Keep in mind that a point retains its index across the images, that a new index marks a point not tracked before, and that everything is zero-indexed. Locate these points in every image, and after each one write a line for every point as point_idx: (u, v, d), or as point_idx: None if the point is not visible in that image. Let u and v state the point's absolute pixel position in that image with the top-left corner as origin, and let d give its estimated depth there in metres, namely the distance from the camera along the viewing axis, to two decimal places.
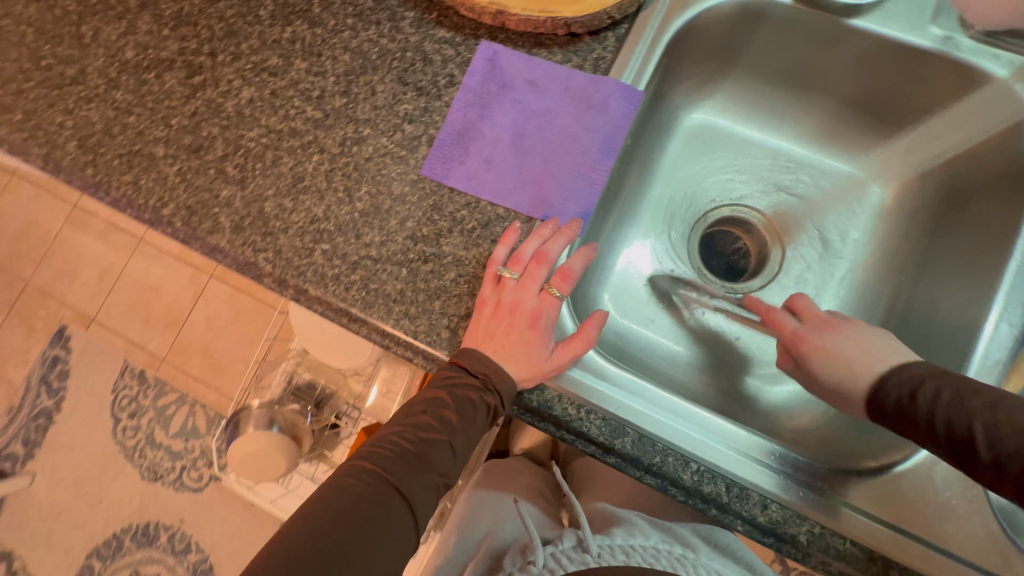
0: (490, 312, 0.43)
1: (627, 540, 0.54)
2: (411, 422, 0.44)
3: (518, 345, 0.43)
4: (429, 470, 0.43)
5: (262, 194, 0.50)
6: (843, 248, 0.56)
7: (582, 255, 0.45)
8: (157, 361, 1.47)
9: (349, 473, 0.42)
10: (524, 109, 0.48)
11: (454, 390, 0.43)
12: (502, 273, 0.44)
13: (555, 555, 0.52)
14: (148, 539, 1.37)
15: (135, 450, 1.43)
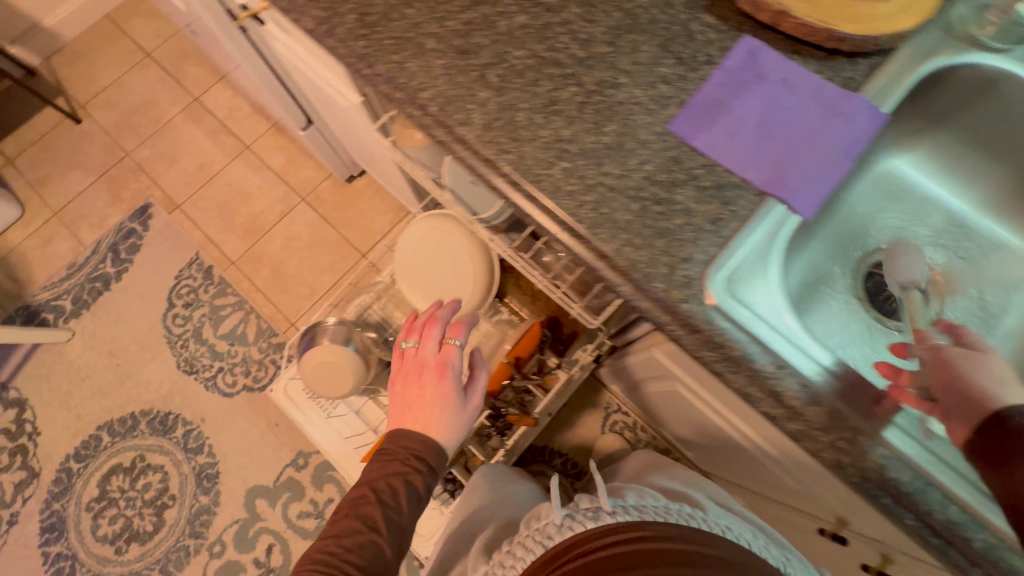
0: (400, 364, 0.69)
1: (637, 500, 0.61)
2: (395, 439, 0.63)
3: (434, 396, 0.64)
4: (416, 467, 0.61)
5: (517, 105, 0.54)
6: (1008, 315, 0.59)
7: (452, 306, 0.71)
8: (227, 262, 1.50)
9: (363, 499, 0.60)
10: (774, 101, 0.53)
11: (416, 416, 0.64)
12: (405, 347, 0.70)
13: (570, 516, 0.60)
14: (163, 428, 1.37)
15: (179, 339, 1.44)
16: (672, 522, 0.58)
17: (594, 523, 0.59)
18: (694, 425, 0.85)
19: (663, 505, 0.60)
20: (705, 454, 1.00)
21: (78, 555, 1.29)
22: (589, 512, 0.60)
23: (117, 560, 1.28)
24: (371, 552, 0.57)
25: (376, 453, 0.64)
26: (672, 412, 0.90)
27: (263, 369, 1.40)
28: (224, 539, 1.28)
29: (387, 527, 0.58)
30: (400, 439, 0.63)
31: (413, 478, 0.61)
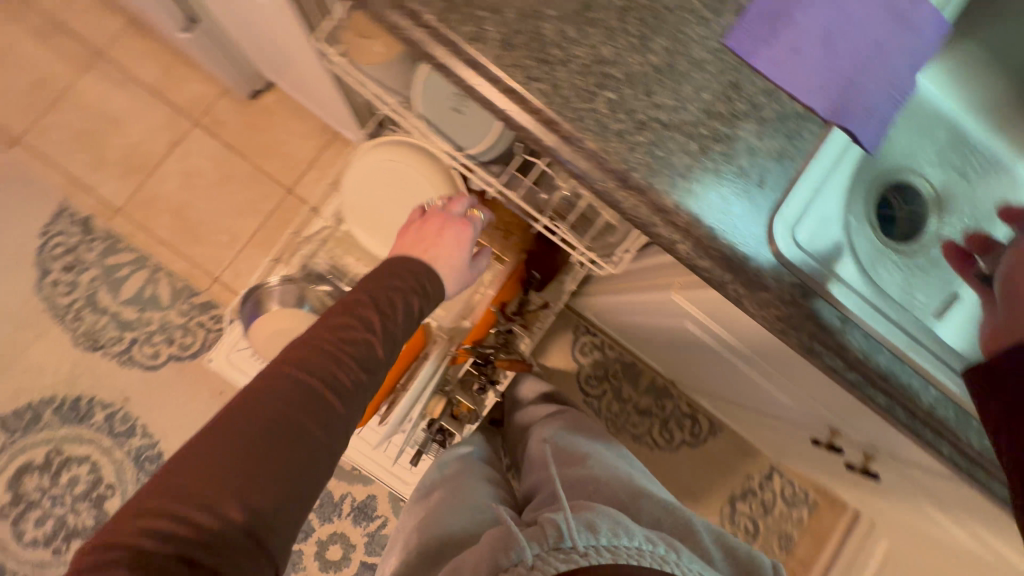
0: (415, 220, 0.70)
1: (611, 540, 0.47)
2: (395, 261, 0.63)
3: (451, 235, 0.67)
4: (413, 289, 0.60)
5: (541, 12, 0.42)
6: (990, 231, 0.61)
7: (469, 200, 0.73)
8: (109, 211, 1.21)
9: (338, 324, 0.53)
10: (839, 5, 0.44)
11: (415, 244, 0.66)
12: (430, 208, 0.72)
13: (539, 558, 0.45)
14: (77, 416, 1.17)
15: (69, 311, 1.18)
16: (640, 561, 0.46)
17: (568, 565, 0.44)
18: (686, 353, 0.86)
19: (636, 545, 0.47)
20: (682, 372, 1.04)
21: (5, 565, 1.13)
22: (558, 553, 0.45)
23: (59, 561, 1.14)
24: (359, 362, 0.52)
25: (366, 278, 0.60)
26: (661, 341, 0.90)
27: (189, 335, 1.20)
28: None
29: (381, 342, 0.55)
30: (397, 265, 0.62)
31: (403, 299, 0.59)
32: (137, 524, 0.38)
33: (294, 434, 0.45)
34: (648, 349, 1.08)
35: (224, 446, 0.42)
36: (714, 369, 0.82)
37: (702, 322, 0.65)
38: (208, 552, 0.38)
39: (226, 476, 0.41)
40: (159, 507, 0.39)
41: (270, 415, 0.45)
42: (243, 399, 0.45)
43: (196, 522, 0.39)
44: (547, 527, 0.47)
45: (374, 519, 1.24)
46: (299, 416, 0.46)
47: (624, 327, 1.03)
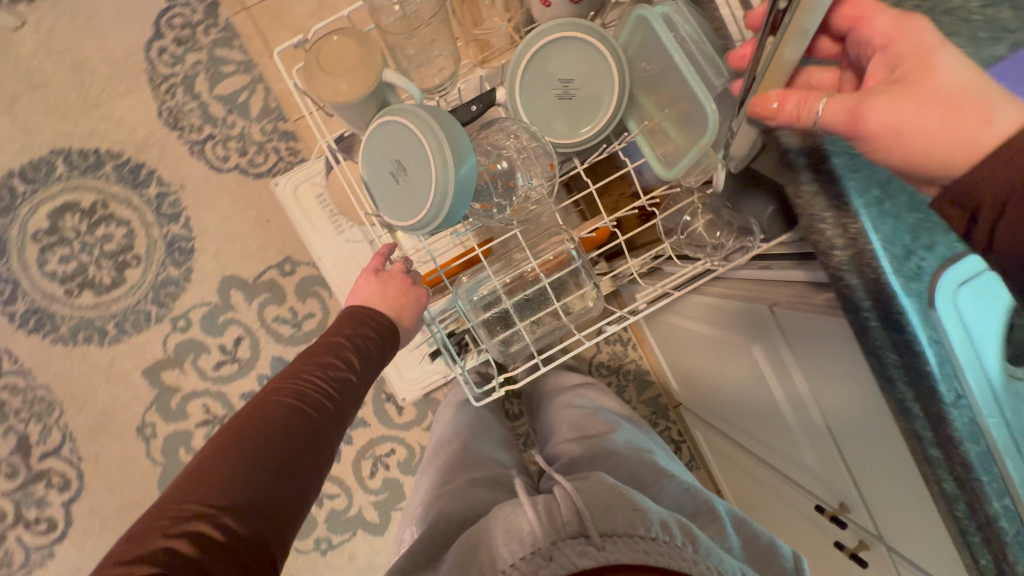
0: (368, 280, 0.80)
1: (624, 526, 0.49)
2: (362, 312, 0.75)
3: (413, 296, 0.79)
4: (378, 338, 0.75)
5: None
6: None
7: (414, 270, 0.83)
8: (238, 5, 1.19)
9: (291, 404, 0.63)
10: None
11: (386, 288, 0.77)
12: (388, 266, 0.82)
13: (564, 549, 0.48)
14: (133, 181, 1.19)
15: (165, 82, 1.19)
16: (656, 558, 0.48)
17: (584, 560, 0.47)
18: (728, 377, 0.83)
19: (652, 535, 0.49)
20: (705, 398, 1.00)
21: (20, 282, 1.18)
22: (576, 544, 0.48)
23: (67, 301, 1.19)
24: (332, 404, 0.66)
25: (330, 335, 0.73)
26: (707, 357, 0.87)
27: (262, 155, 1.21)
28: (191, 317, 1.22)
29: (348, 381, 0.69)
30: (359, 318, 0.74)
31: (364, 349, 0.73)
32: (175, 516, 0.51)
33: (263, 482, 0.55)
34: (682, 362, 1.05)
35: (232, 474, 0.54)
36: (750, 403, 0.79)
37: (777, 347, 0.63)
38: (241, 534, 0.51)
39: (233, 501, 0.52)
40: (180, 520, 0.50)
41: (268, 447, 0.58)
42: (219, 451, 0.56)
43: (226, 519, 0.51)
44: (561, 509, 0.51)
45: None
46: (292, 437, 0.60)
47: (671, 329, 1.00)
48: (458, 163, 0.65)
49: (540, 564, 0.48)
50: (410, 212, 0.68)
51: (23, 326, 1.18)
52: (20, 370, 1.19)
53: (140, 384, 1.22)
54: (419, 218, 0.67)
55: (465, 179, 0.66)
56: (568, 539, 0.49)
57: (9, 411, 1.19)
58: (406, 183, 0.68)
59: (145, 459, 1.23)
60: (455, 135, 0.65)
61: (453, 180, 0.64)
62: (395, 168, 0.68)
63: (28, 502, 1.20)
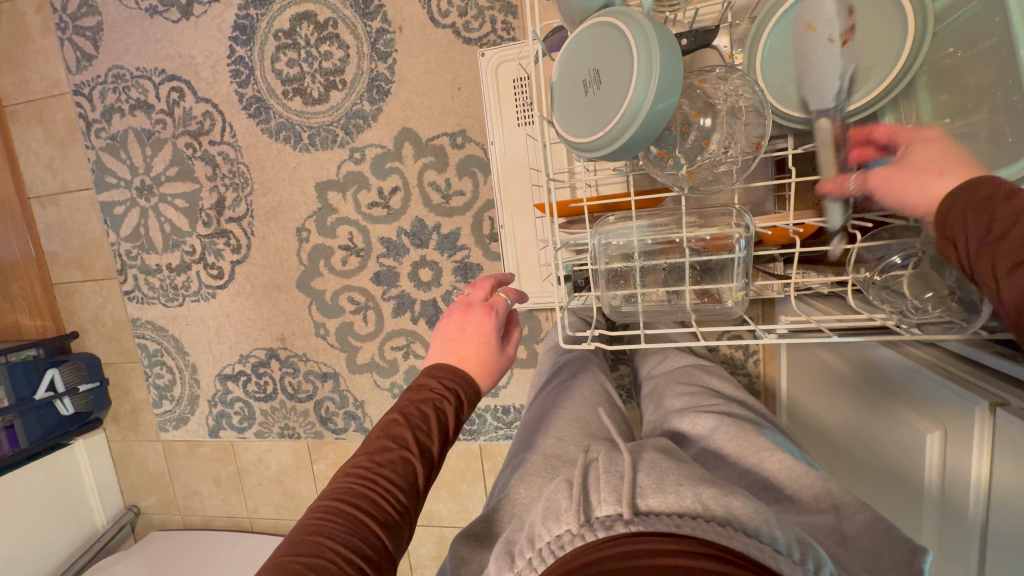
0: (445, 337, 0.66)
1: (663, 506, 0.38)
2: (430, 372, 0.63)
3: (483, 330, 0.65)
4: (454, 408, 0.60)
5: None
6: None
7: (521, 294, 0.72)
8: None
9: (324, 519, 0.49)
10: None
11: (456, 360, 0.64)
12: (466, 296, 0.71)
13: (596, 525, 0.39)
14: (363, 10, 1.25)
15: None
16: (694, 533, 0.36)
17: (609, 534, 0.38)
18: (871, 448, 0.69)
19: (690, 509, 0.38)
20: (820, 451, 0.86)
21: (253, 70, 1.34)
22: (608, 520, 0.39)
23: (282, 100, 1.34)
24: (407, 487, 0.53)
25: (376, 431, 0.57)
26: (855, 413, 0.73)
27: (479, 21, 1.19)
28: (366, 153, 1.33)
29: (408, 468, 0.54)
30: (428, 381, 0.62)
31: (449, 408, 0.60)
32: None
33: None
34: (812, 404, 0.90)
35: None
36: (886, 484, 0.66)
37: (972, 454, 0.50)
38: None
39: None
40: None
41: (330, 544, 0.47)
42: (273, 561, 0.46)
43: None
44: (600, 484, 0.41)
45: (467, 281, 1.34)
46: (344, 539, 0.48)
47: (821, 367, 0.85)
48: (662, 92, 0.48)
49: (571, 542, 0.39)
50: (580, 135, 0.53)
51: (246, 109, 1.37)
52: (233, 144, 1.40)
53: (310, 194, 1.39)
54: (578, 151, 0.54)
55: (660, 117, 0.49)
56: (602, 517, 0.39)
57: (218, 174, 1.43)
58: (597, 99, 0.51)
59: (294, 256, 1.43)
60: (670, 58, 0.48)
61: (648, 114, 0.48)
62: (589, 78, 0.52)
63: (211, 250, 1.48)
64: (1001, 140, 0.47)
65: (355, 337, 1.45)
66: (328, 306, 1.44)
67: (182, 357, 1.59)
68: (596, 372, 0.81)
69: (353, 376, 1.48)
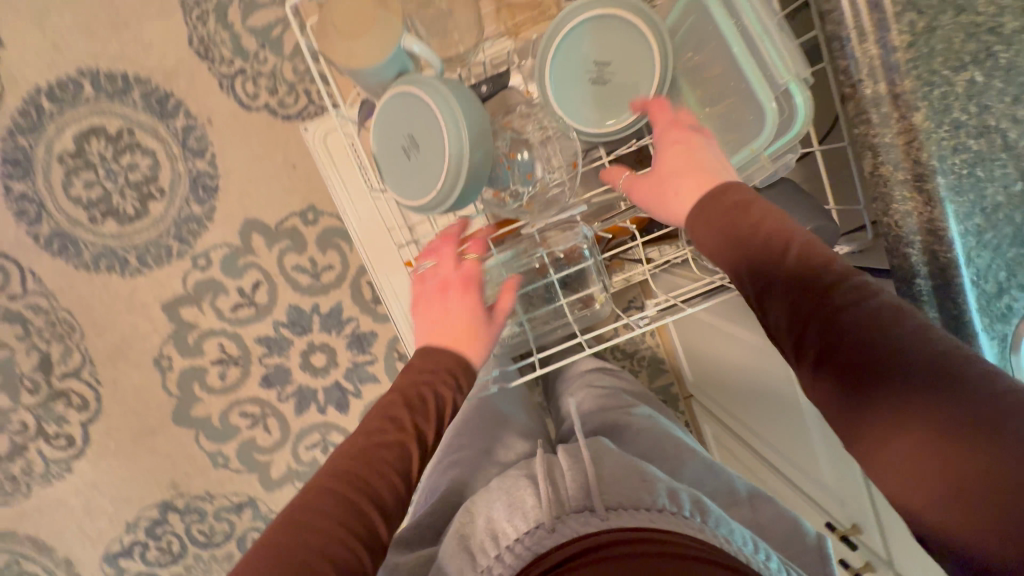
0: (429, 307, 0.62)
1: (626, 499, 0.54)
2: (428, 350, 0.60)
3: (463, 293, 0.61)
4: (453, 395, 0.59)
5: None
6: None
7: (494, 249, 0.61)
8: None
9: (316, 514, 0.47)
10: None
11: (429, 357, 0.59)
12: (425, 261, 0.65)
13: (571, 517, 0.52)
14: (161, 112, 1.16)
15: (197, 8, 1.13)
16: (658, 524, 0.51)
17: (587, 528, 0.51)
18: (751, 384, 0.83)
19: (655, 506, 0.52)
20: (721, 392, 1.00)
21: (43, 203, 1.17)
22: (580, 515, 0.52)
23: (90, 228, 1.18)
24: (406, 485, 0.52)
25: (379, 399, 0.57)
26: (730, 353, 0.86)
27: (292, 96, 1.16)
28: (211, 256, 1.21)
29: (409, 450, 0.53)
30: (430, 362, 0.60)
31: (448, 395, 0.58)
32: None
33: None
34: (700, 356, 1.04)
35: None
36: (769, 405, 0.79)
37: None
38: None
39: None
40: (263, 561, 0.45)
41: (309, 527, 0.47)
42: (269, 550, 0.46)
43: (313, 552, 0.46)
44: (567, 480, 0.56)
45: (365, 352, 1.28)
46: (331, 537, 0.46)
47: (693, 321, 0.98)
48: (475, 144, 0.51)
49: (546, 534, 0.51)
50: (411, 198, 0.55)
51: (46, 248, 1.18)
52: (42, 291, 1.20)
53: (158, 317, 1.23)
54: (453, 142, 0.51)
55: (479, 162, 0.52)
56: (573, 510, 0.53)
57: (31, 329, 1.21)
58: (418, 162, 0.54)
59: (160, 390, 1.26)
60: (474, 115, 0.52)
61: (469, 165, 0.51)
62: (407, 144, 0.54)
63: (48, 418, 1.24)
64: (745, 120, 0.57)
65: (261, 452, 1.30)
66: (219, 430, 1.28)
67: (49, 556, 1.30)
68: (512, 397, 0.99)
69: (272, 495, 1.32)
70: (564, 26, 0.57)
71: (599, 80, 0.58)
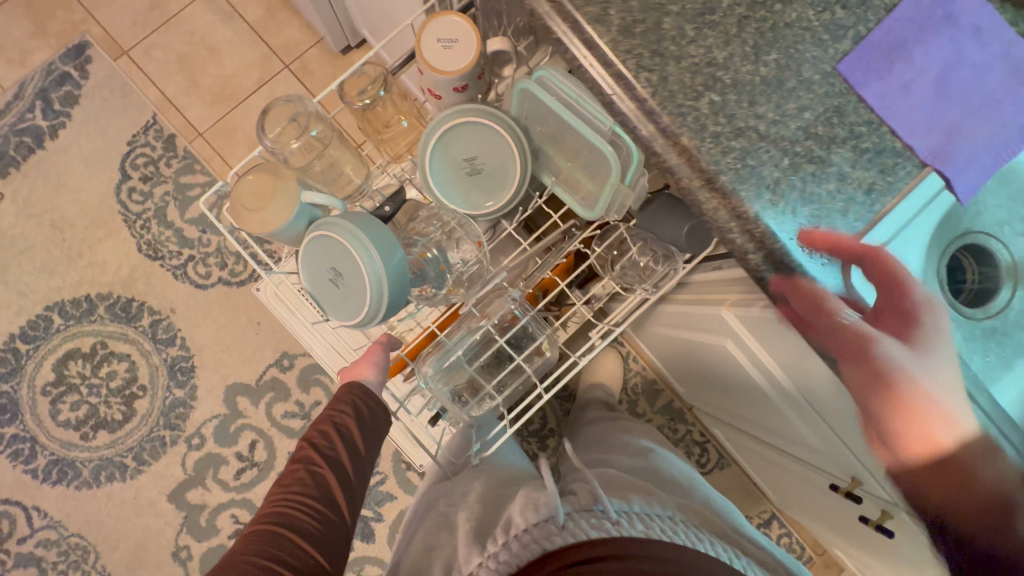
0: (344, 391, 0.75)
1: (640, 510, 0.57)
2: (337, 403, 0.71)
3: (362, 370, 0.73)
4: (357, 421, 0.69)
5: (664, 6, 0.43)
6: None
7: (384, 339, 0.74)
8: (192, 134, 1.27)
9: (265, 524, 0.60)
10: (958, 52, 0.45)
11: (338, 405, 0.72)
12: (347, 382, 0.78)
13: (577, 518, 0.55)
14: (127, 316, 1.25)
15: (138, 218, 1.26)
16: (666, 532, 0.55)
17: (600, 528, 0.54)
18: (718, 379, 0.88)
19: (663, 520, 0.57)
20: (706, 394, 1.04)
21: (37, 438, 1.22)
22: (591, 516, 0.55)
23: (84, 446, 1.22)
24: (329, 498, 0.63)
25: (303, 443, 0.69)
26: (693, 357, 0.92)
27: (240, 263, 1.26)
28: (203, 432, 1.25)
29: (319, 479, 0.64)
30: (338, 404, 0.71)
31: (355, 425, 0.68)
32: None
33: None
34: (678, 368, 1.09)
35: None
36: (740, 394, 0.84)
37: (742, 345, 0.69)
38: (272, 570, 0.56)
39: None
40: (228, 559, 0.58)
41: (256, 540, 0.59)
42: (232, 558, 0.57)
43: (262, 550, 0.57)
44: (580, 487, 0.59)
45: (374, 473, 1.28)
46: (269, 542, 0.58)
47: (656, 337, 1.04)
48: (387, 256, 0.60)
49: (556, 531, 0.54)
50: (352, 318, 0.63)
51: (47, 478, 1.22)
52: (52, 523, 1.21)
53: (167, 509, 1.23)
54: (363, 254, 0.59)
55: (395, 267, 0.60)
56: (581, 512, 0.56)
57: (47, 566, 1.21)
58: (346, 288, 0.62)
59: None
60: (379, 231, 0.60)
61: (388, 279, 0.60)
62: (332, 275, 0.62)
63: None
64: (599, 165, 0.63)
65: None
66: None
67: None
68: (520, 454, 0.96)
69: None
70: (433, 135, 0.68)
71: (473, 170, 0.70)
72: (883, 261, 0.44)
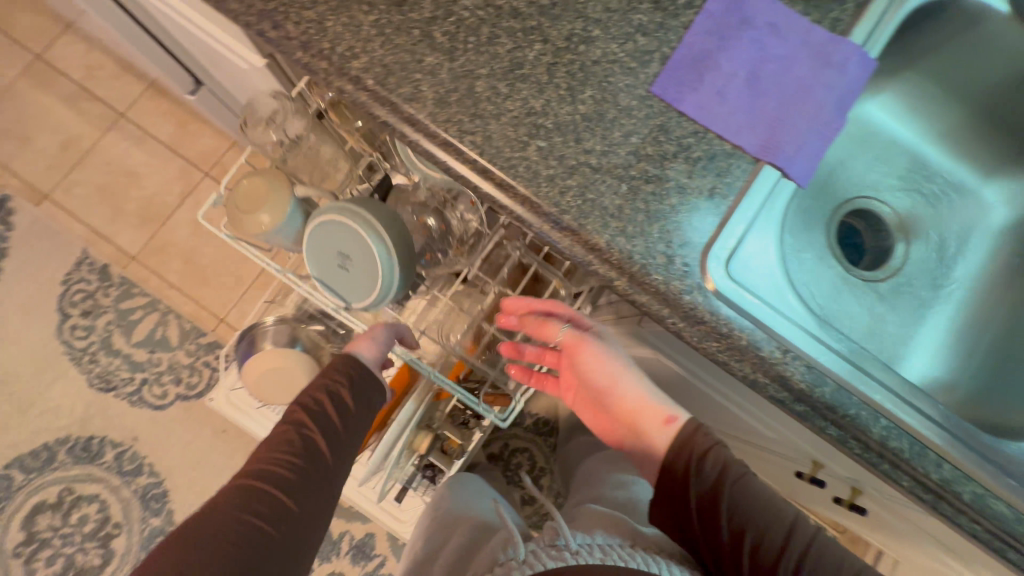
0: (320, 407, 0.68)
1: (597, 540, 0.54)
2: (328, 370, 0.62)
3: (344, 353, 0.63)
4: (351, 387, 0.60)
5: (474, 71, 0.45)
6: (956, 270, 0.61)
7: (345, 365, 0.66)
8: (125, 259, 1.28)
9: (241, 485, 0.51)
10: (761, 50, 0.47)
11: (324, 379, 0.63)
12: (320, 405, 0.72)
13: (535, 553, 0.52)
14: (89, 455, 1.22)
15: (85, 353, 1.25)
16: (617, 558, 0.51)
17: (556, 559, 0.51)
18: None
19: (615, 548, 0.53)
20: None
21: None
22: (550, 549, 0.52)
23: None
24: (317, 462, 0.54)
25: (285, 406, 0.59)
26: None
27: (195, 374, 1.25)
28: None
29: (309, 443, 0.55)
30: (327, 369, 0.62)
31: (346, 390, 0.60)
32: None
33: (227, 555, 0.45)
34: None
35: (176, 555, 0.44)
36: None
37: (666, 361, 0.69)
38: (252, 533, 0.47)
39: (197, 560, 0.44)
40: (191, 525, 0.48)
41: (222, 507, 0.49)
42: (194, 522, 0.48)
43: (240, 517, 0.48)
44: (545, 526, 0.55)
45: (372, 558, 1.23)
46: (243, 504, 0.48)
47: None
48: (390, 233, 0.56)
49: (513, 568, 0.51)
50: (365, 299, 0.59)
51: None
52: None
53: None
54: (364, 226, 0.55)
55: (404, 245, 0.57)
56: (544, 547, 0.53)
57: None
58: (353, 270, 0.58)
59: None
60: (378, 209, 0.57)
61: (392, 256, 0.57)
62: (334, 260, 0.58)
63: None
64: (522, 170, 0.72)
65: None
66: None
67: None
68: None
69: None
70: None
71: None
72: (741, 259, 0.45)
